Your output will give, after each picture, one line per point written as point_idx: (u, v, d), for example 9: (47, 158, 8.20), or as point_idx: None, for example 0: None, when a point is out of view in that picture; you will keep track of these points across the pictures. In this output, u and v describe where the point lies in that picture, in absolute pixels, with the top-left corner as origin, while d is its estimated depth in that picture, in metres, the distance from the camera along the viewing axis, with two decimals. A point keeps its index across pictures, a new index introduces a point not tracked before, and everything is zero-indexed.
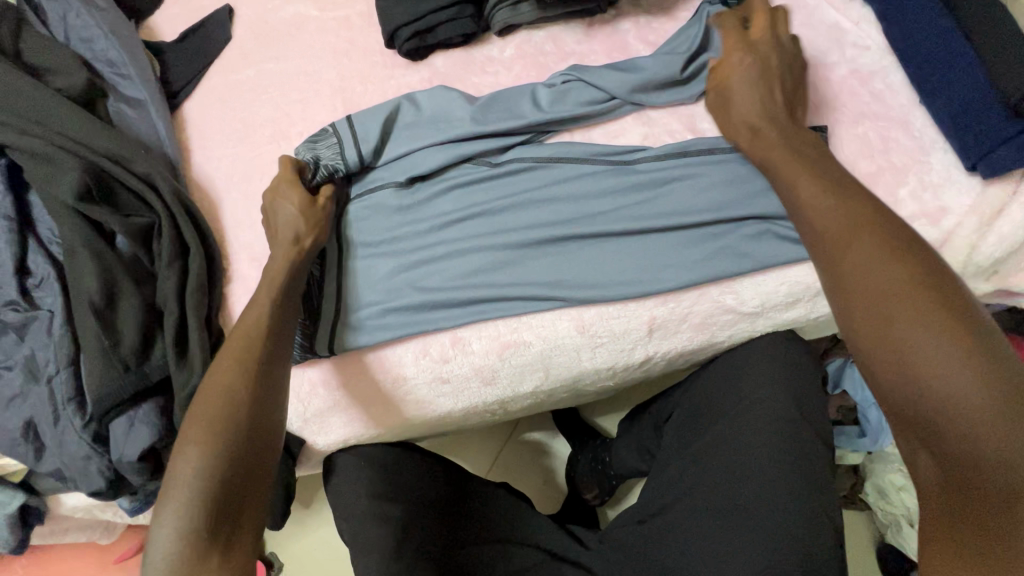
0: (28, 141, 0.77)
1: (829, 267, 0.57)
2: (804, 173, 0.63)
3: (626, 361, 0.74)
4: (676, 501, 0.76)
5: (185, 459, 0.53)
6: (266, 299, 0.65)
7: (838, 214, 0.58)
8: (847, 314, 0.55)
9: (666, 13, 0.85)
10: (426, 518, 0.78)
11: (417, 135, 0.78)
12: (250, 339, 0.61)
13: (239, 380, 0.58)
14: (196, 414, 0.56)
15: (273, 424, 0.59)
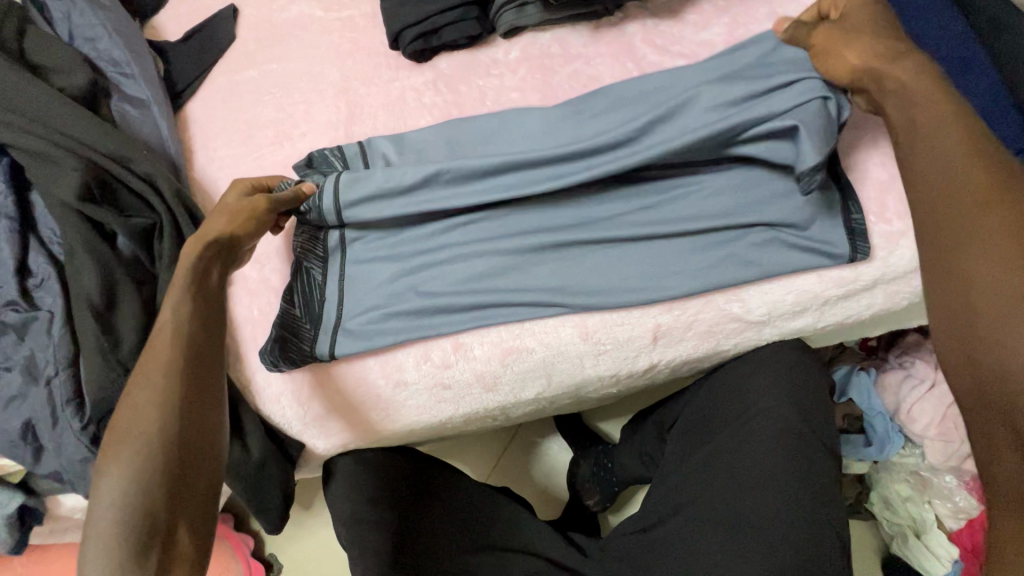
0: (30, 141, 0.76)
1: (940, 245, 0.52)
2: (946, 111, 0.55)
3: (630, 369, 0.73)
4: (681, 510, 0.74)
5: (104, 494, 0.48)
6: (185, 308, 0.57)
7: (970, 169, 0.52)
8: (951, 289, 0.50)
9: (674, 15, 0.82)
10: (432, 524, 0.79)
11: (405, 162, 0.76)
12: (171, 350, 0.55)
13: (153, 404, 0.52)
14: (113, 441, 0.50)
15: (206, 435, 0.53)
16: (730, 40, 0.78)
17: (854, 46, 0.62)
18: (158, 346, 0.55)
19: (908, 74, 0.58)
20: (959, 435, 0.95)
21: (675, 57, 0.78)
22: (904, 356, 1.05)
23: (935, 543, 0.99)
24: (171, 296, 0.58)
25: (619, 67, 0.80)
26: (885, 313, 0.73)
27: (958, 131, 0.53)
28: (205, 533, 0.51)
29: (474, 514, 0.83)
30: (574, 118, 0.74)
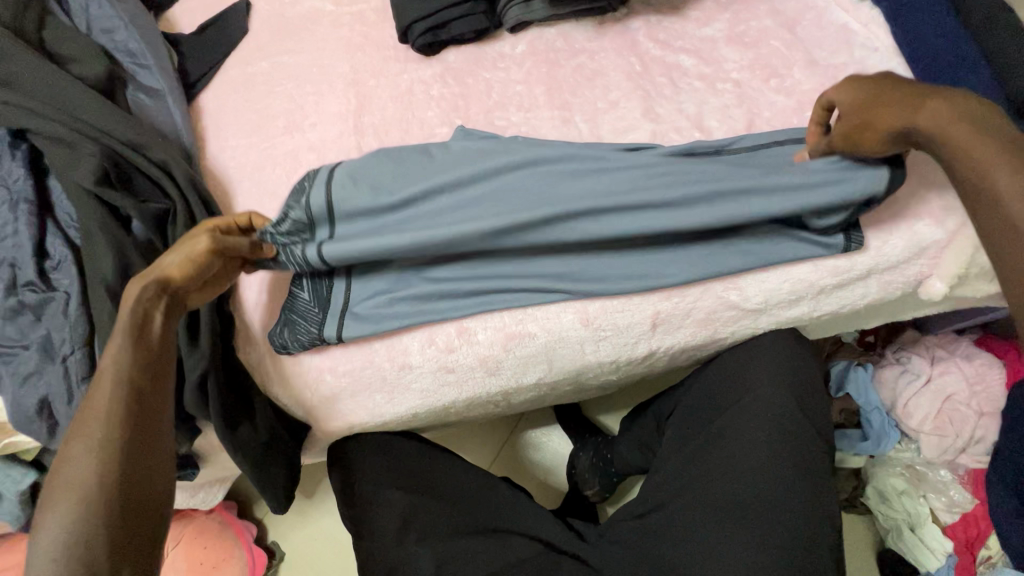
0: (51, 126, 0.79)
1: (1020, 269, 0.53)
2: (1001, 165, 0.55)
3: (629, 356, 0.75)
4: (678, 495, 0.76)
5: (41, 553, 0.49)
6: (127, 355, 0.58)
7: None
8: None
9: (677, 12, 0.84)
10: (428, 504, 0.81)
11: (398, 216, 0.70)
12: (112, 401, 0.55)
13: (92, 454, 0.53)
14: (52, 497, 0.51)
15: (151, 478, 0.55)
16: (731, 36, 0.80)
17: (888, 112, 0.62)
18: (99, 395, 0.56)
19: (953, 125, 0.58)
20: (954, 429, 0.97)
21: (677, 52, 0.80)
22: (900, 351, 1.06)
23: (930, 537, 1.00)
24: (112, 344, 0.59)
25: (622, 61, 0.81)
26: (879, 303, 0.75)
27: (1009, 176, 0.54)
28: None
29: (474, 497, 0.84)
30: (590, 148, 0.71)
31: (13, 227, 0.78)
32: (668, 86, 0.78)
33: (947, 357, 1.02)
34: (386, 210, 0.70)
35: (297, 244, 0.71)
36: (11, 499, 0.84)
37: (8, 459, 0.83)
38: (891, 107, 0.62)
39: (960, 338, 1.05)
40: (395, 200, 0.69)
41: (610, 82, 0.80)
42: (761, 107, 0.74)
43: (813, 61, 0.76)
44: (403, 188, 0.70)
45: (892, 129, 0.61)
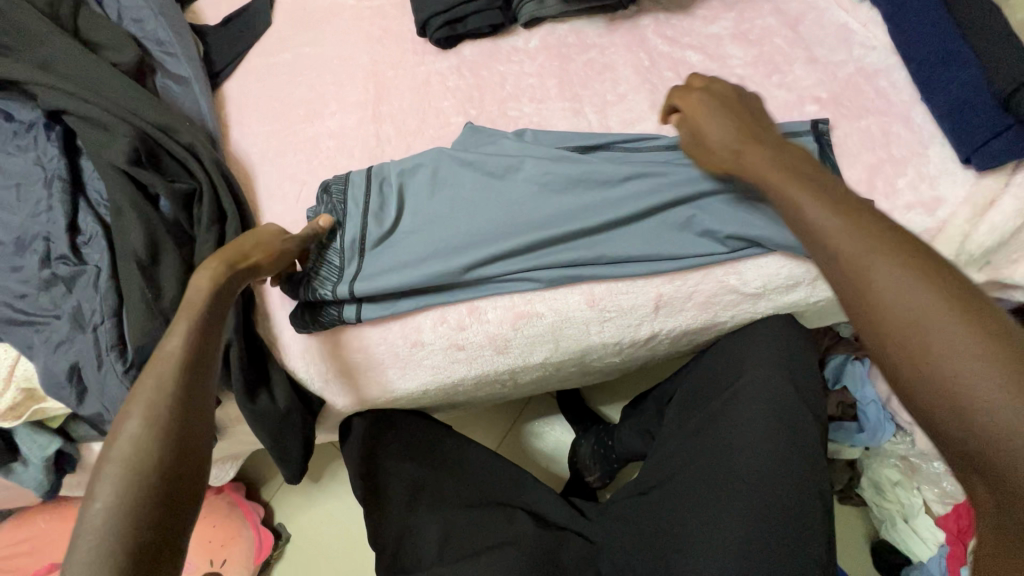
0: (86, 108, 0.83)
1: (849, 294, 0.50)
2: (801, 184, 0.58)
3: (632, 338, 0.78)
4: (676, 471, 0.79)
5: (84, 524, 0.45)
6: (191, 334, 0.57)
7: (833, 218, 0.53)
8: (874, 338, 0.47)
9: (684, 10, 0.87)
10: (437, 478, 0.85)
11: (421, 244, 0.76)
12: (173, 376, 0.53)
13: (154, 424, 0.50)
14: (102, 466, 0.47)
15: (202, 457, 0.52)
16: (736, 34, 0.83)
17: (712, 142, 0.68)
18: (159, 368, 0.53)
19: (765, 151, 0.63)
20: None
21: (684, 48, 0.83)
22: None
23: (923, 528, 1.03)
24: (188, 318, 0.58)
25: (632, 56, 0.85)
26: None
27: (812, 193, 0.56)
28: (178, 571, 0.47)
29: (480, 473, 0.88)
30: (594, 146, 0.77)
31: (47, 203, 0.82)
32: (675, 80, 0.81)
33: None
34: (410, 241, 0.77)
35: (328, 271, 0.77)
36: (37, 465, 0.87)
37: (35, 426, 0.86)
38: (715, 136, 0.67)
39: None
40: (420, 229, 0.77)
41: (619, 76, 0.83)
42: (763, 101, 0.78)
43: (814, 58, 0.79)
44: (427, 223, 0.77)
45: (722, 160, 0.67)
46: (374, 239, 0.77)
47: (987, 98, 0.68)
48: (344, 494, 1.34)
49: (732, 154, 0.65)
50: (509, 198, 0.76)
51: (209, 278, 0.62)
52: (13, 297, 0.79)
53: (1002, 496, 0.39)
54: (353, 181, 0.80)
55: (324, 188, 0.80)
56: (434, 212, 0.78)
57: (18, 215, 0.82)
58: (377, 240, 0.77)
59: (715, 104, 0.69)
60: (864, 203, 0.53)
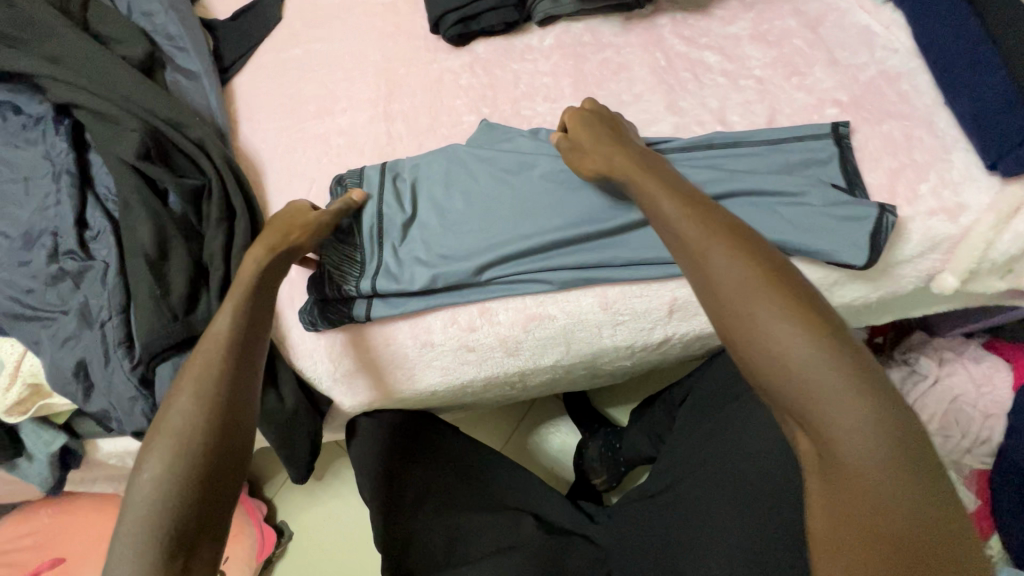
0: (96, 102, 0.82)
1: (694, 277, 0.53)
2: (648, 177, 0.61)
3: (644, 341, 0.77)
4: (687, 475, 0.79)
5: (139, 485, 0.51)
6: (241, 317, 0.61)
7: (679, 205, 0.56)
8: (719, 318, 0.50)
9: (702, 10, 0.86)
10: (447, 481, 0.84)
11: (438, 241, 0.76)
12: (220, 358, 0.58)
13: (198, 399, 0.55)
14: (155, 435, 0.53)
15: (244, 430, 0.57)
16: (755, 35, 0.82)
17: (588, 153, 0.69)
18: (207, 351, 0.58)
19: (624, 152, 0.65)
20: (959, 429, 0.98)
21: (702, 49, 0.82)
22: (908, 352, 1.07)
23: None
24: (232, 302, 0.62)
25: (648, 56, 0.84)
26: (892, 298, 0.73)
27: (662, 184, 0.59)
28: (222, 529, 0.53)
29: (487, 477, 0.87)
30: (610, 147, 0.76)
31: (55, 197, 0.81)
32: (692, 81, 0.80)
33: (954, 359, 1.02)
34: (427, 239, 0.77)
35: (347, 266, 0.77)
36: (42, 460, 0.87)
37: (41, 421, 0.85)
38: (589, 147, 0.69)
39: (969, 340, 1.05)
40: (438, 226, 0.77)
41: (635, 76, 0.82)
42: (783, 103, 0.76)
43: (835, 60, 0.78)
44: (443, 220, 0.78)
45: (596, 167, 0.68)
46: (392, 236, 0.78)
47: (1016, 102, 0.66)
48: (347, 494, 1.34)
49: (603, 162, 0.67)
50: (519, 198, 0.76)
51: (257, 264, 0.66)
52: (20, 292, 0.78)
53: (822, 444, 0.44)
54: (368, 175, 0.81)
55: (338, 180, 0.82)
56: (451, 210, 0.78)
57: (26, 209, 0.82)
58: (394, 238, 0.78)
59: (590, 116, 0.73)
60: (696, 190, 0.57)
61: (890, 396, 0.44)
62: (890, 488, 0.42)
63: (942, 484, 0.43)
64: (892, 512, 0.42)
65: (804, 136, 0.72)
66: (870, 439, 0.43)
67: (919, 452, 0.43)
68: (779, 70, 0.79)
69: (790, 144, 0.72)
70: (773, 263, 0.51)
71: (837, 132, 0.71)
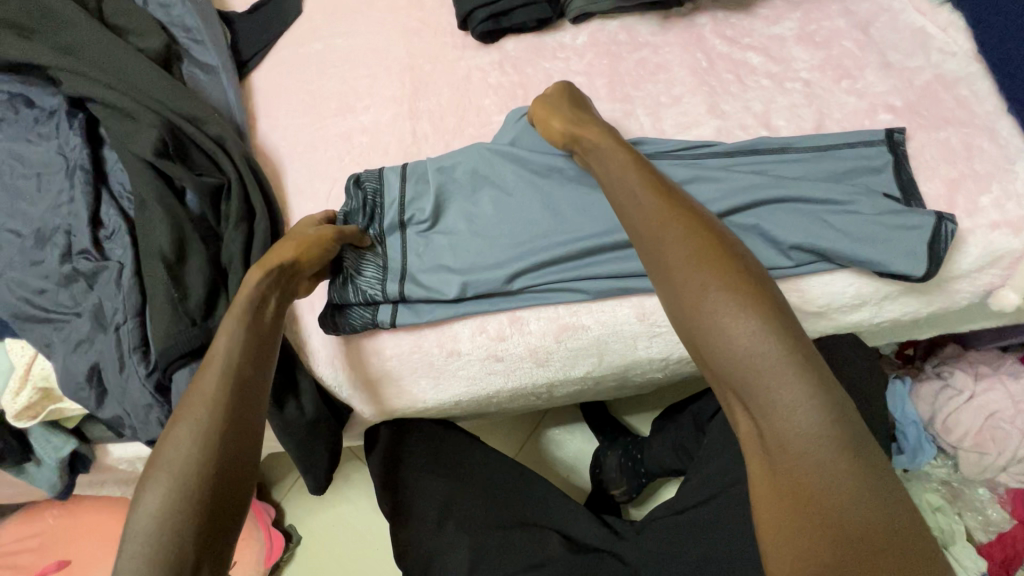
0: (112, 96, 0.79)
1: (649, 256, 0.54)
2: (612, 155, 0.62)
3: (680, 353, 0.74)
4: (724, 492, 0.76)
5: (136, 521, 0.48)
6: (241, 338, 0.59)
7: (641, 180, 0.58)
8: (669, 296, 0.51)
9: (744, 9, 0.83)
10: (473, 496, 0.82)
11: (466, 247, 0.75)
12: (220, 381, 0.55)
13: (196, 429, 0.52)
14: (150, 470, 0.50)
15: (247, 458, 0.54)
16: (801, 36, 0.79)
17: (556, 120, 0.69)
18: (205, 376, 0.55)
19: (593, 130, 0.65)
20: (996, 447, 0.95)
21: (745, 49, 0.79)
22: (941, 366, 1.04)
23: (964, 556, 0.96)
24: (228, 325, 0.60)
25: (688, 56, 0.80)
26: (944, 313, 0.70)
27: (625, 160, 0.60)
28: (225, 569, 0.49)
29: (512, 492, 0.84)
30: (650, 149, 0.73)
31: (68, 194, 0.78)
32: (736, 83, 0.77)
33: (992, 374, 0.99)
34: (454, 245, 0.75)
35: (369, 270, 0.75)
36: (51, 465, 0.84)
37: (51, 425, 0.83)
38: (560, 116, 0.69)
39: (1005, 355, 1.02)
40: (464, 231, 0.75)
41: (675, 77, 0.79)
42: (832, 107, 0.73)
43: (887, 63, 0.75)
44: (469, 226, 0.76)
45: (562, 131, 0.68)
46: (414, 242, 0.76)
47: None
48: (357, 500, 1.30)
49: (574, 129, 0.67)
50: (547, 204, 0.74)
51: (253, 284, 0.63)
52: (32, 292, 0.74)
53: (762, 420, 0.45)
54: (387, 178, 0.77)
55: (356, 181, 0.77)
56: (479, 216, 0.76)
57: (39, 206, 0.78)
58: (418, 244, 0.76)
59: (565, 95, 0.73)
60: (661, 174, 0.58)
61: (823, 369, 0.46)
62: (822, 457, 0.43)
63: (875, 458, 0.44)
64: (823, 481, 0.43)
65: (858, 139, 0.69)
66: (803, 407, 0.44)
67: (851, 425, 0.44)
68: (827, 73, 0.75)
69: (837, 152, 0.69)
70: (720, 240, 0.52)
71: (892, 139, 0.68)
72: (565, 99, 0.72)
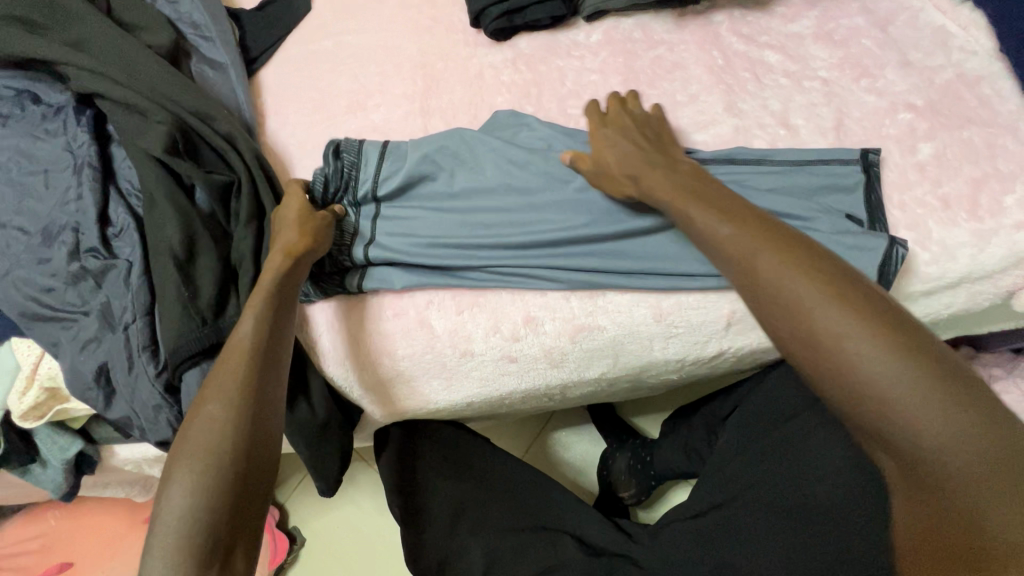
0: (121, 92, 0.78)
1: (748, 291, 0.52)
2: (685, 198, 0.60)
3: (696, 355, 0.73)
4: (739, 497, 0.75)
5: (167, 505, 0.47)
6: (265, 323, 0.59)
7: (722, 217, 0.56)
8: (782, 335, 0.49)
9: (761, 7, 0.82)
10: (486, 497, 0.81)
11: (448, 222, 0.74)
12: (246, 366, 0.55)
13: (228, 411, 0.52)
14: (181, 450, 0.50)
15: (272, 442, 0.54)
16: (819, 34, 0.78)
17: (611, 158, 0.68)
18: (235, 358, 0.55)
19: (660, 169, 0.64)
20: None
21: (762, 47, 0.78)
22: None
23: None
24: (253, 308, 0.60)
25: (704, 54, 0.80)
26: (966, 315, 0.69)
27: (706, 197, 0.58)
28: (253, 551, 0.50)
29: (525, 493, 0.83)
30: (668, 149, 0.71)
31: (76, 192, 0.77)
32: (753, 81, 0.76)
33: (1007, 377, 0.98)
34: (432, 222, 0.75)
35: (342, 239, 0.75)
36: (57, 466, 0.83)
37: (57, 425, 0.81)
38: (614, 154, 0.68)
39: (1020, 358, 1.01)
40: (450, 212, 0.75)
41: (691, 75, 0.78)
42: (851, 106, 0.72)
43: (906, 62, 0.74)
44: (454, 205, 0.75)
45: (625, 175, 0.67)
46: (387, 213, 0.76)
47: None
48: (363, 502, 1.29)
49: (635, 170, 0.65)
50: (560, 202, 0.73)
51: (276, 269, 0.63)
52: (39, 291, 0.73)
53: (903, 454, 0.43)
54: (366, 153, 0.77)
55: (335, 151, 0.76)
56: (478, 200, 0.75)
57: (46, 203, 0.77)
58: (392, 215, 0.76)
59: (615, 125, 0.71)
60: (744, 206, 0.56)
61: (969, 388, 0.43)
62: (983, 487, 0.40)
63: None
64: (985, 514, 0.40)
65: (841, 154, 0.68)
66: (955, 438, 0.41)
67: (1012, 446, 0.41)
68: (847, 72, 0.75)
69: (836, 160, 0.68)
70: (825, 267, 0.49)
71: (866, 159, 0.67)
72: (619, 132, 0.70)
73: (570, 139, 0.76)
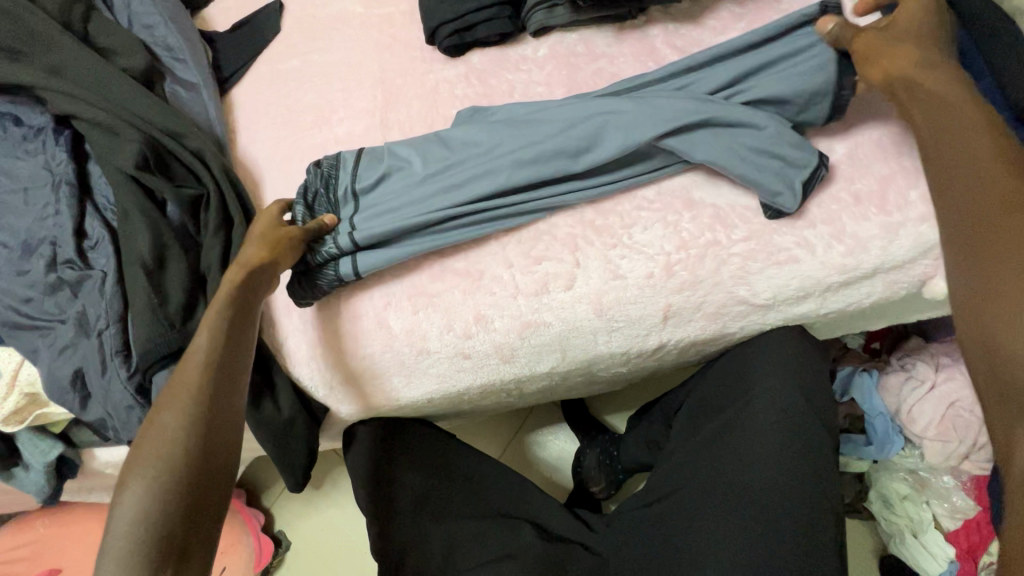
0: (95, 113, 0.83)
1: (972, 227, 0.57)
2: (980, 128, 0.60)
3: (639, 347, 0.78)
4: (682, 485, 0.77)
5: (121, 511, 0.51)
6: (219, 335, 0.63)
7: (995, 161, 0.58)
8: (975, 268, 0.56)
9: (694, 21, 0.87)
10: (447, 489, 0.84)
11: (431, 211, 0.77)
12: (201, 377, 0.59)
13: (181, 419, 0.56)
14: (135, 459, 0.54)
15: (227, 446, 0.58)
16: None
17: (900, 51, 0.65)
18: (189, 369, 0.59)
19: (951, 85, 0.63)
20: (958, 435, 0.94)
21: None
22: (905, 358, 1.05)
23: (932, 543, 0.99)
24: (208, 323, 0.64)
25: (640, 66, 0.85)
26: (886, 301, 0.75)
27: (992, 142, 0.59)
28: (210, 546, 0.54)
29: (485, 483, 0.86)
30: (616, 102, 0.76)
31: (54, 208, 0.82)
32: None
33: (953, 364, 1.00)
34: (416, 212, 0.77)
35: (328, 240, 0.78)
36: (38, 469, 0.87)
37: (38, 431, 0.85)
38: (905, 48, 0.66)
39: None
40: (430, 202, 0.78)
41: (628, 86, 0.84)
42: None
43: None
44: (427, 199, 0.78)
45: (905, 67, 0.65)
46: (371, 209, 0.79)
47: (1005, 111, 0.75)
48: (343, 504, 1.32)
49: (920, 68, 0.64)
50: (510, 161, 0.77)
51: (229, 286, 0.67)
52: (19, 301, 0.78)
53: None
54: (343, 158, 0.83)
55: (315, 162, 0.83)
56: (449, 189, 0.78)
57: (26, 219, 0.82)
58: (375, 211, 0.79)
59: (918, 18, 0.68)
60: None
61: None
62: None
63: None
64: None
65: (794, 65, 0.73)
66: None
67: None
68: None
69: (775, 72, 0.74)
70: None
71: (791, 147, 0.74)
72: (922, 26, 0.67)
73: (514, 135, 0.78)
